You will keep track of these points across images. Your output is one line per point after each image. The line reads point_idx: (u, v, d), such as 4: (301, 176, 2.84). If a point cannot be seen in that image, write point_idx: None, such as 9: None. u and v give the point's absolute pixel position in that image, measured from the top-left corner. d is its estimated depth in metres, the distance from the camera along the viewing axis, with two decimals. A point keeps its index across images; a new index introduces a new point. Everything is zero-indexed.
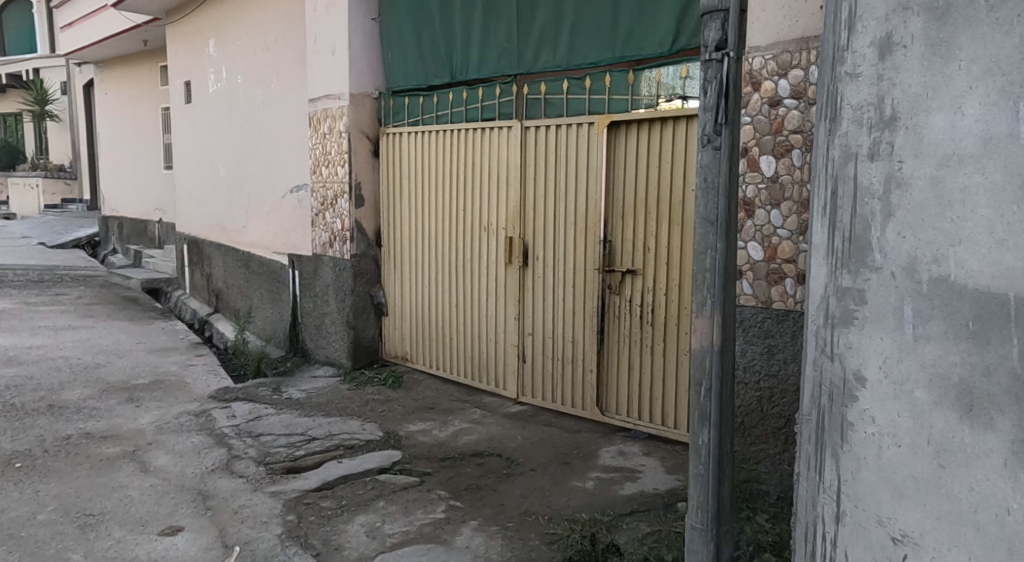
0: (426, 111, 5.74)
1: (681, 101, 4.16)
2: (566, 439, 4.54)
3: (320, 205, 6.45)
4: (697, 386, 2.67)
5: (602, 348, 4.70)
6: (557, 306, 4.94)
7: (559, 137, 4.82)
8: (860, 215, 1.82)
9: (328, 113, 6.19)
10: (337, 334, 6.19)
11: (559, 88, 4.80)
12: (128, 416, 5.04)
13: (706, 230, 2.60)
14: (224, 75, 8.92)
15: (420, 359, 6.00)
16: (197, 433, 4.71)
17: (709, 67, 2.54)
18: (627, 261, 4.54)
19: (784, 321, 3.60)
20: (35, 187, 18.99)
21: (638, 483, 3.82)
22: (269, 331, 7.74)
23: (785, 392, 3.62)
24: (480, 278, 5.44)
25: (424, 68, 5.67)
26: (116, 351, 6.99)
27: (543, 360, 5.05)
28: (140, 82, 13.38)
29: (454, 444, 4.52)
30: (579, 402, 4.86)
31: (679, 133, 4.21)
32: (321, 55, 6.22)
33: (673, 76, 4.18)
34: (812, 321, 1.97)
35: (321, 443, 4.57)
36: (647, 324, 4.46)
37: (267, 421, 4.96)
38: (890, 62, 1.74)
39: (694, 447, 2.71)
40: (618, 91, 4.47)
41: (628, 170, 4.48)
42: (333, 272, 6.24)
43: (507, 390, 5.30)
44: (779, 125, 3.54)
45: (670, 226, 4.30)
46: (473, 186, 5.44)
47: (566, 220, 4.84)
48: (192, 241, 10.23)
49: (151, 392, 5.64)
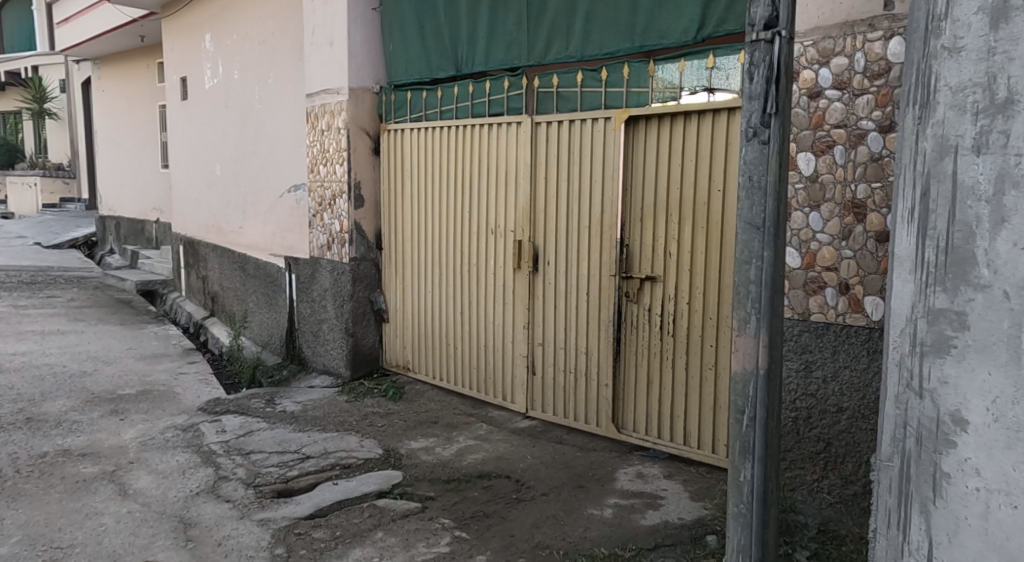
0: (429, 107, 5.41)
1: (706, 94, 3.84)
2: (579, 458, 4.21)
3: (318, 206, 6.12)
4: (738, 415, 2.37)
5: (618, 360, 4.37)
6: (570, 315, 4.61)
7: (573, 133, 4.48)
8: (959, 221, 1.55)
9: (326, 108, 5.87)
10: (336, 342, 5.87)
11: (572, 81, 4.46)
12: (110, 431, 4.71)
13: (750, 236, 2.28)
14: (220, 71, 8.62)
15: (423, 369, 5.67)
16: (182, 450, 4.39)
17: (756, 49, 2.21)
18: (646, 267, 4.21)
19: (824, 335, 3.27)
20: (32, 187, 18.70)
21: (661, 512, 3.50)
22: (265, 337, 7.43)
23: (824, 414, 3.28)
24: (486, 283, 5.11)
25: (427, 61, 5.35)
26: (104, 358, 6.68)
27: (554, 373, 4.72)
28: (137, 79, 13.10)
29: (459, 464, 4.19)
30: (592, 418, 4.52)
31: (703, 128, 3.89)
32: (319, 47, 5.90)
33: (697, 69, 3.85)
34: (890, 350, 1.70)
35: (315, 463, 4.25)
36: (667, 336, 4.13)
37: (259, 437, 4.63)
38: (1005, 33, 1.49)
39: (734, 483, 2.39)
40: (636, 84, 4.13)
41: (648, 169, 4.15)
42: (331, 276, 5.93)
43: (515, 403, 4.97)
44: (820, 120, 3.21)
45: (694, 229, 3.97)
46: (479, 186, 5.11)
47: (579, 223, 4.51)
48: (188, 241, 9.91)
49: (136, 404, 5.31)
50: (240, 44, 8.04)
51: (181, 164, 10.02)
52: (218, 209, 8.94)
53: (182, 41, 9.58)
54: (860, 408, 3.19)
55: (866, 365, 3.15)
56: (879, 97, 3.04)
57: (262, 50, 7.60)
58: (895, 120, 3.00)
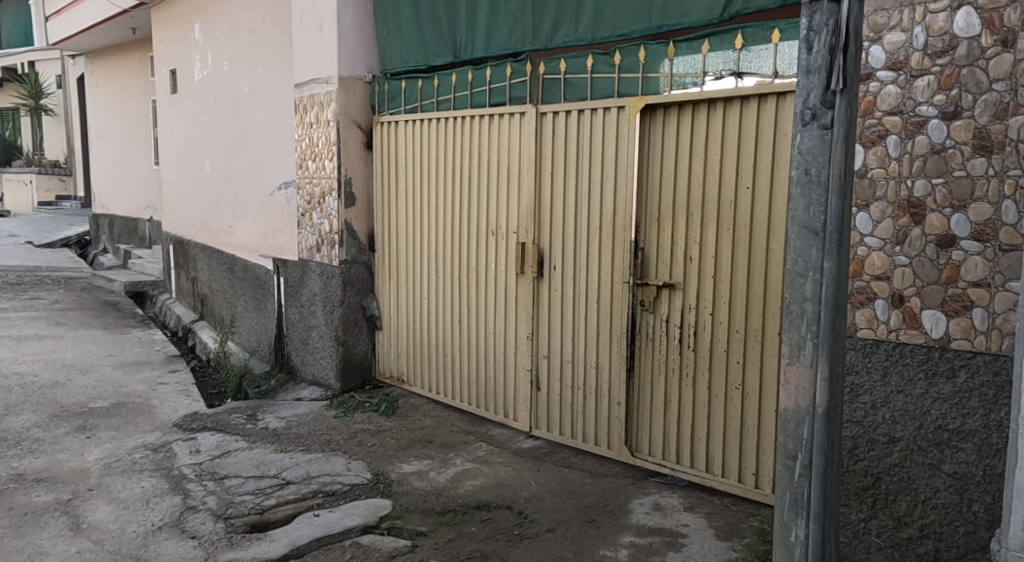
0: (425, 97, 4.98)
1: (733, 79, 3.41)
2: (588, 486, 3.79)
3: (307, 204, 5.71)
4: (788, 461, 1.94)
5: (632, 375, 3.94)
6: (578, 325, 4.18)
7: (581, 125, 4.05)
8: None
9: (315, 99, 5.44)
10: (325, 351, 5.45)
11: (582, 66, 4.02)
12: (73, 451, 4.30)
13: (807, 241, 1.84)
14: (208, 63, 8.21)
15: (418, 382, 5.25)
16: (150, 474, 3.97)
17: (816, 10, 1.79)
18: (663, 274, 3.77)
19: (872, 355, 2.82)
20: (27, 184, 18.29)
21: (683, 556, 3.08)
22: (254, 343, 7.01)
23: (872, 444, 2.84)
24: (486, 289, 4.68)
25: (424, 46, 4.93)
26: (80, 366, 6.26)
27: (561, 389, 4.29)
28: (129, 74, 12.70)
29: (455, 492, 3.77)
30: (603, 440, 4.09)
31: (730, 116, 3.46)
32: (307, 33, 5.48)
33: (723, 52, 3.43)
34: None
35: (295, 490, 3.83)
36: (687, 350, 3.70)
37: (235, 458, 4.21)
38: None
39: (783, 542, 1.97)
40: (654, 69, 3.69)
41: (666, 163, 3.71)
42: (320, 280, 5.50)
43: (518, 421, 4.54)
44: (868, 106, 2.75)
45: (720, 231, 3.54)
46: (478, 182, 4.67)
47: (589, 224, 4.07)
48: (178, 241, 9.49)
49: (107, 419, 4.89)
50: (230, 34, 7.63)
51: (171, 161, 9.62)
52: (208, 207, 8.53)
53: (171, 32, 9.16)
54: (916, 439, 2.74)
55: (923, 390, 2.71)
56: (942, 78, 2.60)
57: (252, 39, 7.19)
58: (962, 105, 2.58)
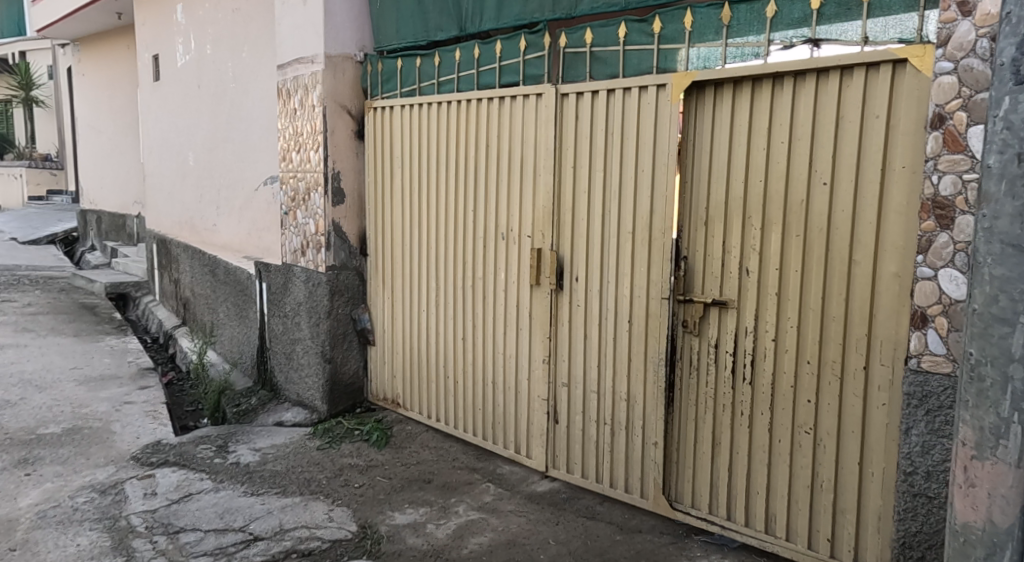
0: (425, 77, 4.29)
1: (808, 48, 2.71)
2: (620, 547, 3.11)
3: (292, 201, 5.02)
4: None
5: (671, 412, 3.26)
6: (606, 349, 3.50)
7: (612, 108, 3.36)
8: None
9: (300, 82, 4.75)
10: (310, 369, 4.76)
11: (612, 37, 3.32)
12: (7, 494, 3.64)
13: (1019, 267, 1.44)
14: (191, 45, 7.52)
15: (415, 407, 4.57)
16: (91, 526, 3.30)
17: None
18: (712, 289, 3.10)
19: None
20: (18, 178, 17.60)
21: None
22: (236, 353, 6.34)
23: None
24: (495, 301, 4.00)
25: (424, 18, 4.24)
26: (38, 382, 5.57)
27: (584, 423, 3.61)
28: (116, 62, 12.00)
29: (458, 554, 3.10)
30: (636, 488, 3.41)
31: (803, 95, 2.78)
32: (290, 6, 4.79)
33: (794, 15, 2.73)
34: None
35: (264, 549, 3.16)
36: (742, 382, 3.02)
37: (196, 504, 3.53)
38: None
39: None
40: (704, 38, 2.99)
41: (719, 154, 3.03)
42: (304, 288, 4.81)
43: (531, 459, 3.87)
44: (954, 139, 2.33)
45: (786, 237, 2.86)
46: (486, 176, 3.98)
47: (619, 227, 3.39)
48: (161, 240, 8.80)
49: (55, 449, 4.22)
50: (212, 14, 6.93)
51: (154, 153, 8.92)
52: (192, 203, 7.85)
53: (152, 13, 8.48)
54: None
55: None
56: None
57: (235, 18, 6.49)
58: None
